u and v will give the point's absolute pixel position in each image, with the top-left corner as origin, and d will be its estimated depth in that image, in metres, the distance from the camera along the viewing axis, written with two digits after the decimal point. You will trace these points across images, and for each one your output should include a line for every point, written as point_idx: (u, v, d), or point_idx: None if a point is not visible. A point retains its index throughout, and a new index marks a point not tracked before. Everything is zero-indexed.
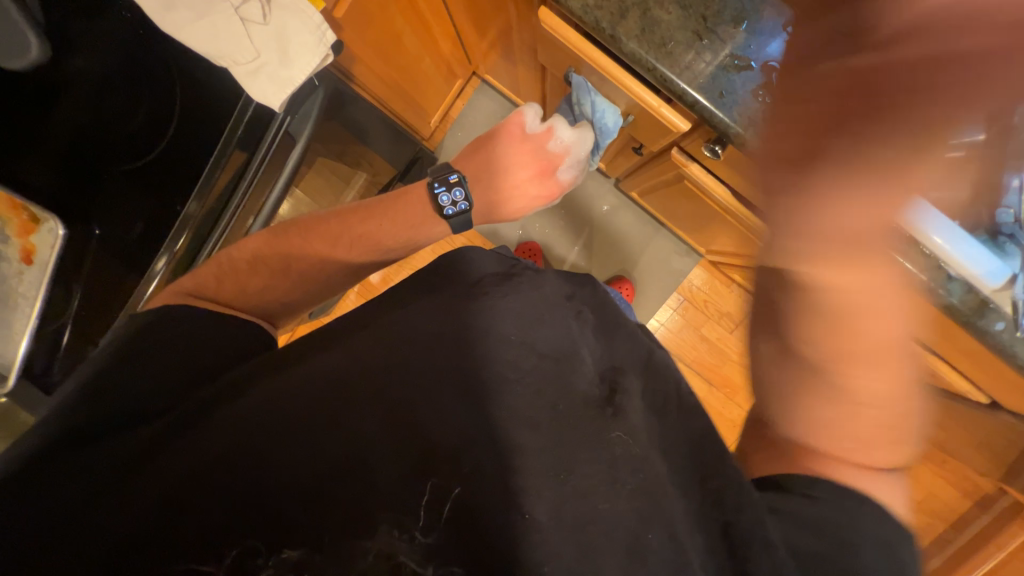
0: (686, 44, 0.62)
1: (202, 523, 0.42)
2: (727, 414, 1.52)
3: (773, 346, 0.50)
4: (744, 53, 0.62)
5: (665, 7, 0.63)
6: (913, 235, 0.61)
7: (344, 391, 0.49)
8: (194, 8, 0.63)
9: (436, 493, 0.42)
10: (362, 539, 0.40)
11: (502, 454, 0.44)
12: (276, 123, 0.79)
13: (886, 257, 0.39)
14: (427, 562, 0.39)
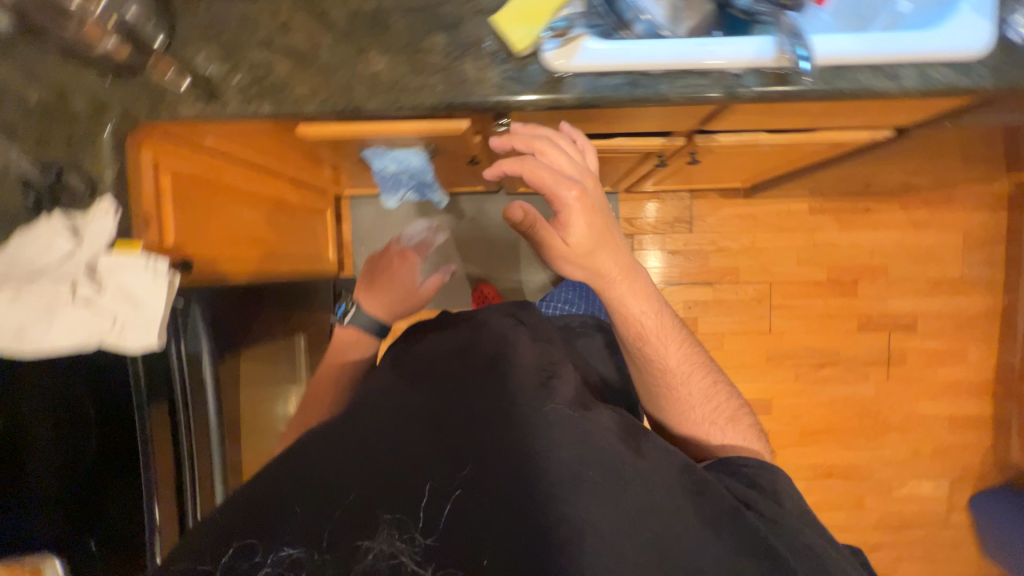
0: (415, 72, 0.67)
1: (250, 531, 0.48)
2: (744, 296, 1.67)
3: (663, 349, 0.81)
4: (454, 44, 0.66)
5: (371, 58, 0.67)
6: (683, 70, 0.65)
7: (381, 432, 0.56)
8: (40, 318, 0.64)
9: (442, 495, 0.52)
10: (368, 539, 0.48)
11: (484, 457, 0.55)
12: (172, 356, 0.77)
13: (643, 287, 0.78)
14: (432, 557, 0.48)
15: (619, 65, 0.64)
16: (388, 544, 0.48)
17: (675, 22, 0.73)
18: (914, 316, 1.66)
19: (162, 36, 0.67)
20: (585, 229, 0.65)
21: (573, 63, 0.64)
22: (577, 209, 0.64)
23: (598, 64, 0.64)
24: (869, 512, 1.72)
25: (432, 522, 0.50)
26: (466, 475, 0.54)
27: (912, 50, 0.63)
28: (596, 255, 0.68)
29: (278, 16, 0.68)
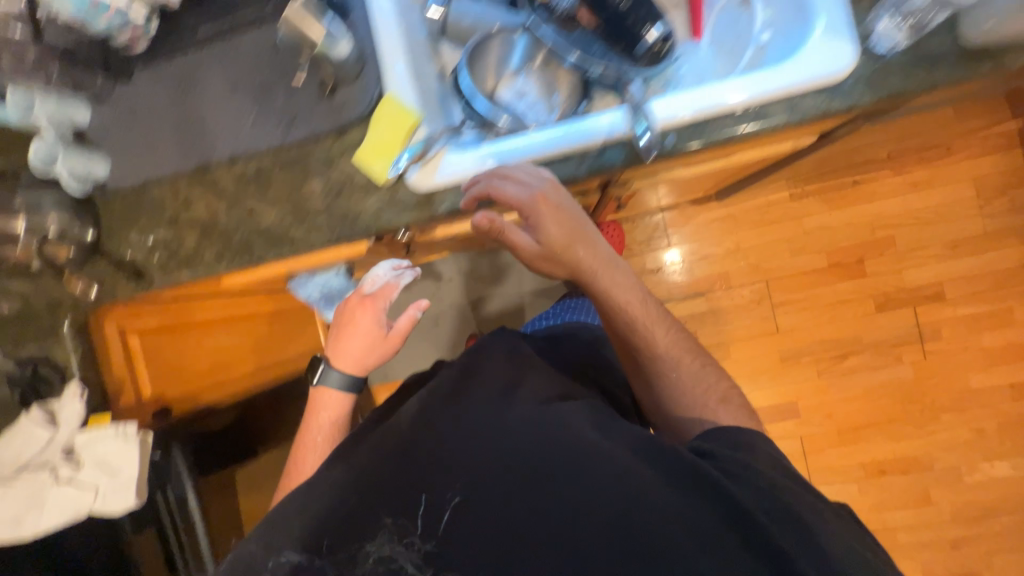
0: (301, 218, 0.72)
1: (258, 538, 0.57)
2: (741, 300, 1.58)
3: (650, 332, 0.71)
4: (331, 184, 0.71)
5: (264, 213, 0.73)
6: (541, 159, 0.66)
7: (417, 431, 0.59)
8: (30, 504, 0.73)
9: (433, 509, 0.54)
10: (369, 541, 0.54)
11: (473, 457, 0.56)
12: (159, 501, 0.88)
13: (615, 263, 0.71)
14: (431, 560, 0.52)
15: (477, 171, 0.66)
16: (387, 549, 0.53)
17: (546, 104, 0.80)
18: (939, 284, 1.50)
19: (89, 233, 0.75)
20: (554, 228, 0.63)
21: (437, 181, 0.66)
22: (545, 210, 0.62)
23: (457, 175, 0.66)
24: (940, 506, 1.53)
25: (430, 529, 0.53)
26: (458, 483, 0.55)
27: (766, 89, 0.60)
28: (575, 245, 0.66)
29: (178, 194, 0.75)
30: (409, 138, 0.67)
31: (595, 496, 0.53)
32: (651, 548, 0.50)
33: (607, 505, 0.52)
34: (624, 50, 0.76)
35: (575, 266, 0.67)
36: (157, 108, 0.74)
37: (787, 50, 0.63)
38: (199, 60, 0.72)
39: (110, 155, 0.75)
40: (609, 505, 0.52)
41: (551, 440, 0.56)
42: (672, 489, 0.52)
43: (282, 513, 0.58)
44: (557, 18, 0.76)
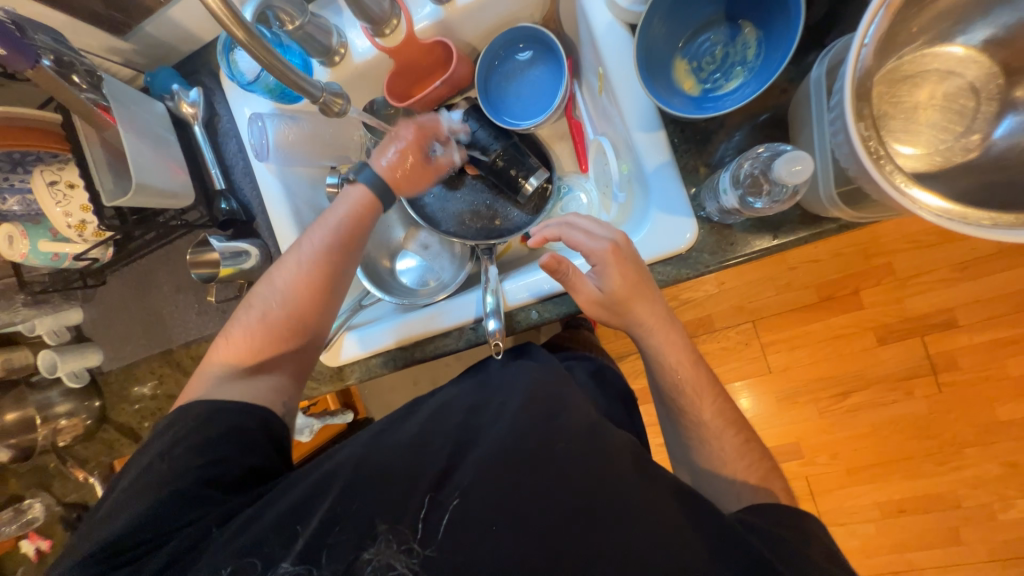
0: None
1: (338, 459, 0.52)
2: (729, 342, 1.53)
3: (699, 398, 0.62)
4: None
5: None
6: (423, 335, 0.72)
7: (413, 461, 0.50)
8: None
9: (435, 508, 0.47)
10: (368, 548, 0.46)
11: (509, 450, 0.49)
12: None
13: (674, 325, 0.62)
14: (431, 568, 0.45)
15: (371, 349, 0.74)
16: (386, 557, 0.45)
17: (448, 255, 0.84)
18: (951, 310, 1.38)
19: (96, 402, 0.91)
20: (619, 282, 0.58)
21: (341, 359, 0.75)
22: (613, 260, 0.59)
23: (355, 353, 0.74)
24: (971, 546, 1.42)
25: (430, 532, 0.46)
26: (463, 487, 0.48)
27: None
28: (632, 303, 0.60)
29: (153, 371, 0.89)
30: None
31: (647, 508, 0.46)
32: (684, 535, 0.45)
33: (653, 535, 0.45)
34: (508, 197, 0.79)
35: (637, 318, 0.61)
36: (126, 305, 0.88)
37: (638, 218, 0.64)
38: (150, 265, 0.85)
39: (100, 346, 0.90)
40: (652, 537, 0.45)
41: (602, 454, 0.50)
42: (694, 534, 0.46)
43: (230, 407, 0.59)
44: (443, 178, 0.81)
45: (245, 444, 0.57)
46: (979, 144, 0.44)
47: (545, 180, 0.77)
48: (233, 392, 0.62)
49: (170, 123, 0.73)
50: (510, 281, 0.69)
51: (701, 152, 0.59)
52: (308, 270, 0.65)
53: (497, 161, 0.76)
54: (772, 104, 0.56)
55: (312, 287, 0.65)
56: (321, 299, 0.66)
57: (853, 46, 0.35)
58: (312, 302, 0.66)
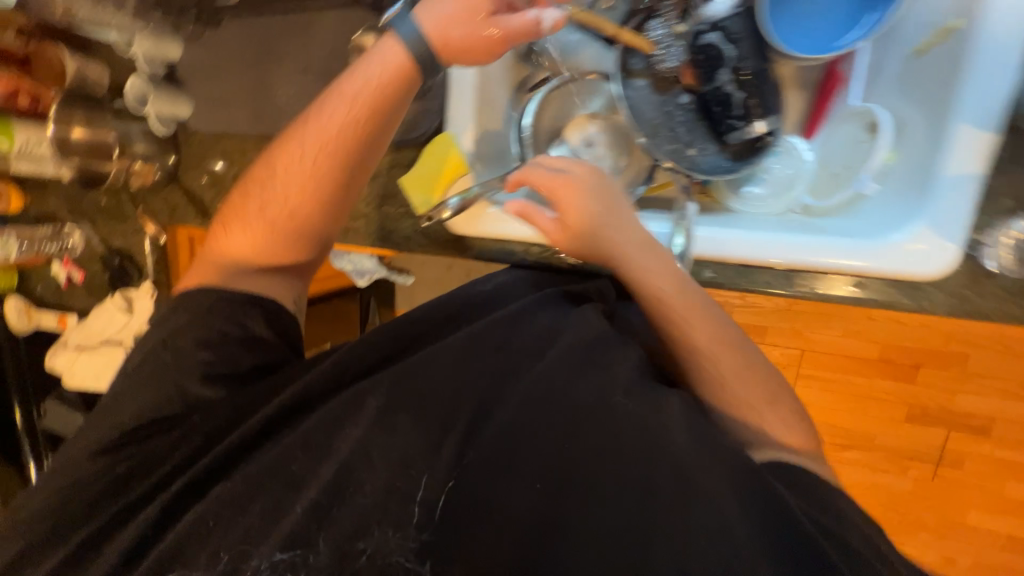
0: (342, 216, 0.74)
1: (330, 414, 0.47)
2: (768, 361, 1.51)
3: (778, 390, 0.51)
4: (377, 194, 0.72)
5: None
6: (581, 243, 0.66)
7: (427, 401, 0.46)
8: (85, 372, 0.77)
9: (431, 492, 0.42)
10: (363, 539, 0.40)
11: (539, 429, 0.44)
12: None
13: (672, 274, 0.54)
14: (431, 553, 0.40)
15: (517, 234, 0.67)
16: (388, 540, 0.40)
17: (609, 167, 0.72)
18: (991, 419, 1.35)
19: (172, 158, 0.82)
20: (577, 209, 0.55)
21: (463, 231, 0.68)
22: (569, 188, 0.56)
23: (498, 231, 0.67)
24: None
25: (427, 512, 0.42)
26: (465, 460, 0.44)
27: (834, 257, 0.53)
28: (602, 232, 0.55)
29: (242, 156, 0.79)
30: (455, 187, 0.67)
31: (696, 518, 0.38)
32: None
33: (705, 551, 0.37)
34: (713, 131, 0.67)
35: (581, 246, 0.56)
36: (234, 65, 0.76)
37: (882, 220, 0.56)
38: (282, 30, 0.73)
39: (192, 99, 0.79)
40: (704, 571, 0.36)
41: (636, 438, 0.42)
42: None
43: (225, 300, 0.55)
44: (654, 74, 0.66)
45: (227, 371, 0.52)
46: None
47: (766, 132, 0.66)
48: (251, 281, 0.57)
49: None
50: (701, 229, 0.60)
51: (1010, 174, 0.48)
52: (334, 107, 0.54)
53: (739, 74, 0.64)
54: None
55: (316, 148, 0.55)
56: (347, 154, 0.55)
57: None
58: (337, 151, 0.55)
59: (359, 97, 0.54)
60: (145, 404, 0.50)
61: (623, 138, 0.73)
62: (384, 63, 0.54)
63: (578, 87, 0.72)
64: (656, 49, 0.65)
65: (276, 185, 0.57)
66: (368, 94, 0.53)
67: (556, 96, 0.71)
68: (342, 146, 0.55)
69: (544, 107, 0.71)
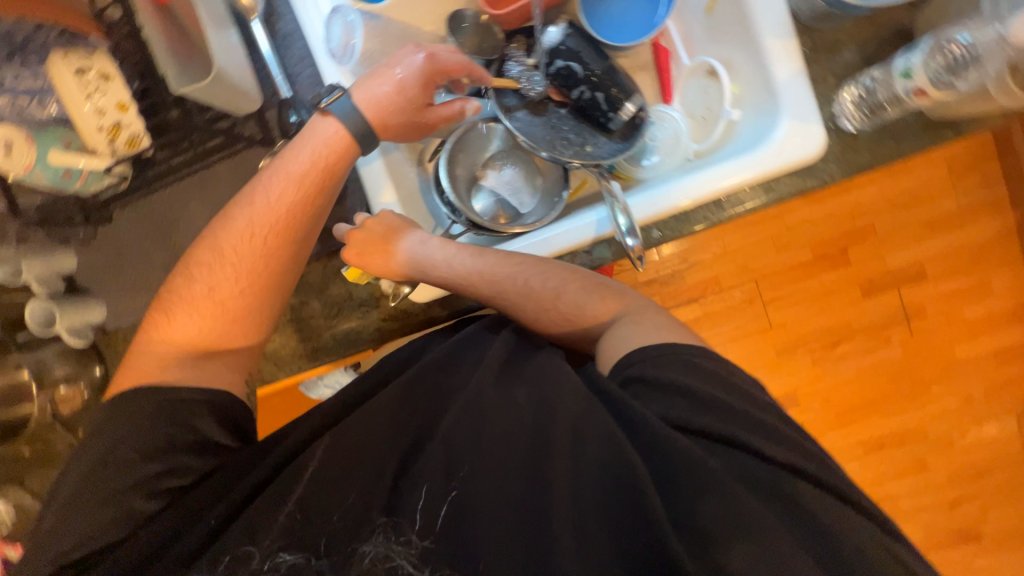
0: (304, 339, 0.70)
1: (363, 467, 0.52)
2: (732, 302, 1.61)
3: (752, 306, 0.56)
4: (330, 302, 0.70)
5: None
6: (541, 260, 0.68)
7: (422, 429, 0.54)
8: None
9: (431, 498, 0.49)
10: (364, 542, 0.47)
11: (533, 414, 0.52)
12: None
13: (534, 272, 0.65)
14: (430, 559, 0.46)
15: None
16: (383, 548, 0.47)
17: (528, 189, 0.80)
18: (920, 264, 1.54)
19: (99, 368, 0.75)
20: (439, 261, 0.68)
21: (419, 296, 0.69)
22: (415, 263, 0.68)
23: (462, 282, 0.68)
24: (936, 471, 1.63)
25: (428, 521, 0.48)
26: (456, 474, 0.50)
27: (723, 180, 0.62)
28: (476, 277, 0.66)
29: None
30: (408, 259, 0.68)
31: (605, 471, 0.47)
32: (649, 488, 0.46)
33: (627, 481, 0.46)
34: (598, 124, 0.76)
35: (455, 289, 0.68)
36: (142, 248, 0.74)
37: (757, 133, 0.64)
38: (177, 195, 0.71)
39: (105, 298, 0.75)
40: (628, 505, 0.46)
41: (549, 417, 0.51)
42: None
43: (182, 401, 0.58)
44: (528, 102, 0.76)
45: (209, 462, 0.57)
46: None
47: (638, 108, 0.75)
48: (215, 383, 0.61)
49: (230, 16, 0.61)
50: (632, 198, 0.66)
51: (829, 62, 0.60)
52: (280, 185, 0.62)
53: (593, 75, 0.73)
54: (892, 20, 0.59)
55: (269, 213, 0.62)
56: (297, 221, 0.63)
57: None
58: (290, 223, 0.63)
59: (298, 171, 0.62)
60: (103, 522, 0.52)
61: (528, 161, 0.81)
62: (324, 134, 0.62)
63: (471, 137, 0.79)
64: (520, 83, 0.74)
65: (222, 252, 0.62)
66: (303, 169, 0.62)
67: (457, 149, 0.77)
68: (291, 222, 0.63)
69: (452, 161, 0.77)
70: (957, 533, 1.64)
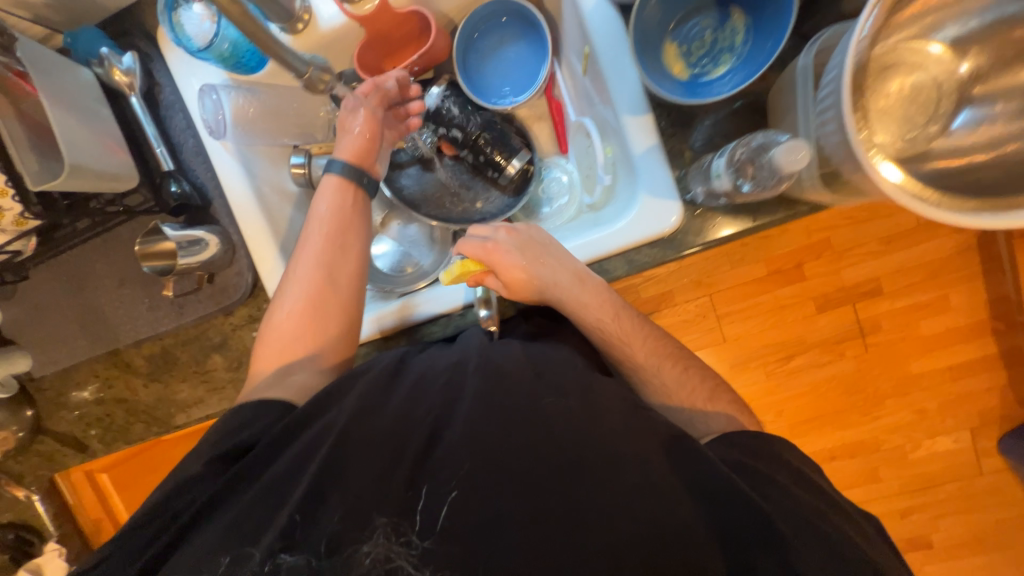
0: (210, 389, 0.78)
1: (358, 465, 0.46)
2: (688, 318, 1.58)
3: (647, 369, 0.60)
4: (232, 356, 0.76)
5: (177, 387, 0.79)
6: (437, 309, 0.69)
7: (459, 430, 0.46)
8: None
9: (433, 499, 0.43)
10: (364, 542, 0.42)
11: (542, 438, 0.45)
12: None
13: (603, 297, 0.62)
14: (431, 559, 0.41)
15: (383, 322, 0.69)
16: (382, 549, 0.42)
17: (426, 241, 0.81)
18: (878, 279, 1.49)
19: (29, 411, 0.81)
20: (515, 270, 0.63)
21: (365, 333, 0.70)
22: (493, 255, 0.64)
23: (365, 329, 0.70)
24: (888, 482, 1.63)
25: (429, 521, 0.42)
26: (460, 471, 0.44)
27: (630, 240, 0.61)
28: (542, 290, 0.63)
29: (98, 376, 0.81)
30: None
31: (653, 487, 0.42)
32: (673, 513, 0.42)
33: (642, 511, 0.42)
34: (489, 179, 0.76)
35: (516, 292, 0.65)
36: (58, 304, 0.77)
37: (626, 201, 0.64)
38: (85, 255, 0.75)
39: (28, 350, 0.79)
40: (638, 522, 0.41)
41: (533, 422, 0.46)
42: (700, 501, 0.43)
43: (258, 404, 0.54)
44: (419, 158, 0.77)
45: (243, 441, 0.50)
46: (938, 135, 0.46)
47: (527, 162, 0.75)
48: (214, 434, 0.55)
49: (103, 94, 0.63)
50: None
51: (686, 135, 0.59)
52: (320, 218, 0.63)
53: (480, 139, 0.72)
54: (753, 88, 0.57)
55: (323, 247, 0.62)
56: (343, 241, 0.63)
57: (857, 28, 0.36)
58: (334, 255, 0.62)
59: (323, 217, 0.63)
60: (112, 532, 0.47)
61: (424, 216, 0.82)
62: (335, 187, 0.64)
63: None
64: (406, 143, 0.75)
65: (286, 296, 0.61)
66: (338, 214, 0.63)
67: None
68: (335, 254, 0.62)
69: None
70: (909, 541, 1.64)
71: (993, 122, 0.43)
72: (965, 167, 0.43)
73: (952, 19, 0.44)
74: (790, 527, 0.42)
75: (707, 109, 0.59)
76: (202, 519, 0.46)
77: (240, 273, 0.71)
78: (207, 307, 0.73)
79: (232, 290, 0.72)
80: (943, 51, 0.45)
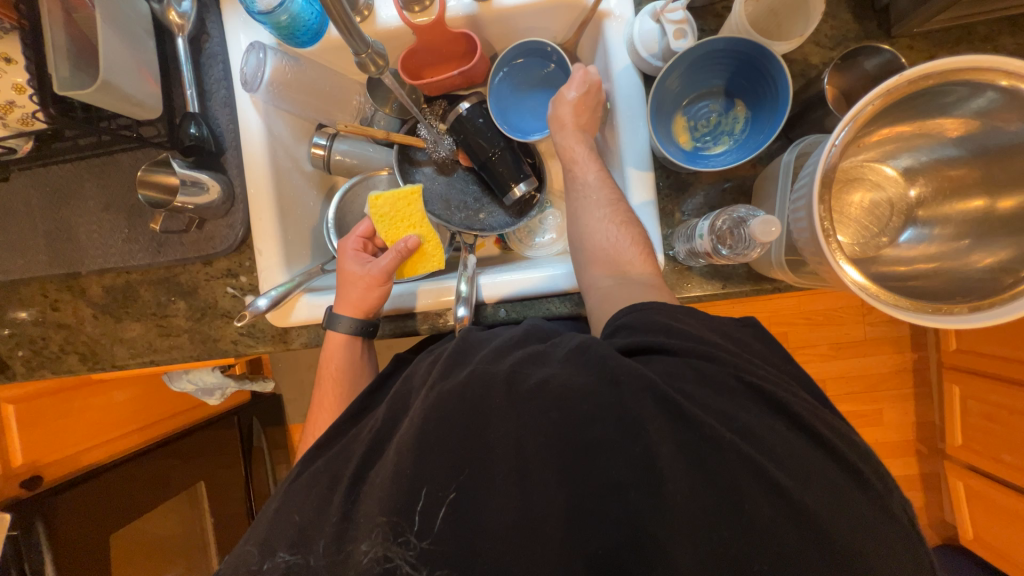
0: (163, 334, 0.75)
1: (349, 459, 0.52)
2: None
3: None
4: (198, 305, 0.75)
5: (128, 325, 0.76)
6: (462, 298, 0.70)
7: (448, 443, 0.45)
8: None
9: (431, 501, 0.44)
10: (361, 543, 0.45)
11: (532, 434, 0.44)
12: None
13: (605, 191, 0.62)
14: (429, 562, 0.43)
15: (409, 301, 0.71)
16: (382, 549, 0.44)
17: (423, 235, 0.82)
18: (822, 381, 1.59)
19: None
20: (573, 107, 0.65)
21: (384, 309, 0.71)
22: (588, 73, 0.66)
23: (394, 306, 0.71)
24: None
25: (427, 524, 0.44)
26: (458, 477, 0.44)
27: (622, 137, 0.64)
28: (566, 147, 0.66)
29: (46, 295, 0.77)
30: (280, 286, 0.67)
31: (578, 394, 0.44)
32: (607, 410, 0.43)
33: (579, 410, 0.44)
34: (497, 197, 0.80)
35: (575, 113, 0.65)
36: (27, 214, 0.74)
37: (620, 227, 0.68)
38: (75, 173, 0.73)
39: None
40: (629, 464, 0.42)
41: (514, 425, 0.45)
42: (731, 532, 0.40)
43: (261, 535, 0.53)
44: (436, 161, 0.82)
45: (295, 477, 0.54)
46: (888, 244, 0.54)
47: (533, 189, 0.77)
48: None
49: (152, 28, 0.66)
50: (485, 276, 0.71)
51: (680, 199, 0.65)
52: (328, 357, 0.68)
53: (491, 157, 0.76)
54: (742, 174, 0.64)
55: (335, 377, 0.68)
56: (348, 373, 0.69)
57: (830, 139, 0.43)
58: (343, 391, 0.68)
59: (330, 372, 0.69)
60: None
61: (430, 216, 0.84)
62: (341, 342, 0.68)
63: (376, 182, 0.82)
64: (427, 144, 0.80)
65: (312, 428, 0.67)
66: (346, 359, 0.68)
67: (357, 193, 0.81)
68: (342, 384, 0.68)
69: (346, 196, 0.80)
70: None
71: (931, 242, 0.51)
72: (908, 273, 0.50)
73: (908, 151, 0.52)
74: (853, 554, 0.39)
75: (701, 183, 0.65)
76: (246, 537, 0.52)
77: (231, 222, 0.72)
78: (184, 253, 0.72)
79: (231, 231, 0.72)
80: (896, 174, 0.54)
